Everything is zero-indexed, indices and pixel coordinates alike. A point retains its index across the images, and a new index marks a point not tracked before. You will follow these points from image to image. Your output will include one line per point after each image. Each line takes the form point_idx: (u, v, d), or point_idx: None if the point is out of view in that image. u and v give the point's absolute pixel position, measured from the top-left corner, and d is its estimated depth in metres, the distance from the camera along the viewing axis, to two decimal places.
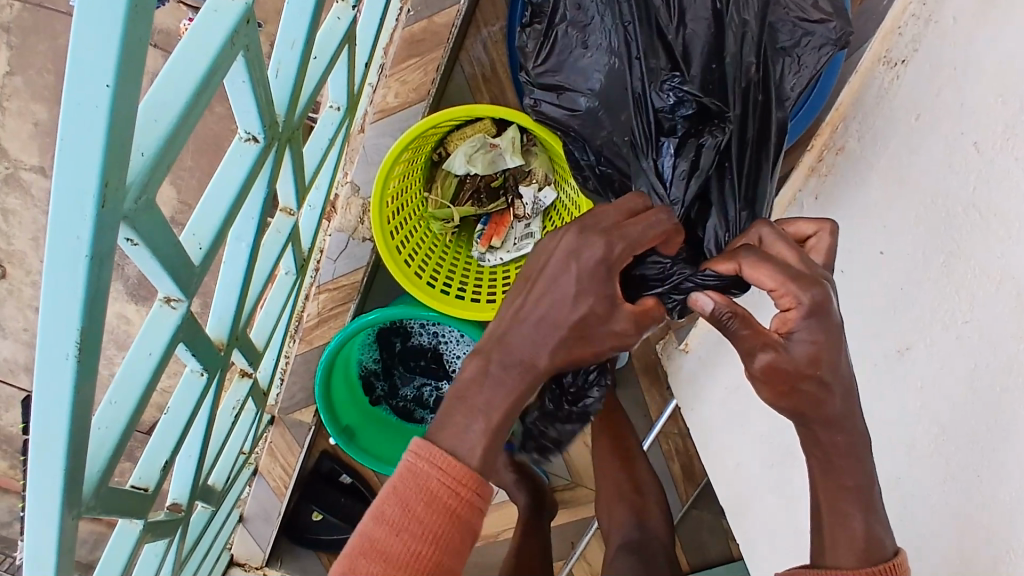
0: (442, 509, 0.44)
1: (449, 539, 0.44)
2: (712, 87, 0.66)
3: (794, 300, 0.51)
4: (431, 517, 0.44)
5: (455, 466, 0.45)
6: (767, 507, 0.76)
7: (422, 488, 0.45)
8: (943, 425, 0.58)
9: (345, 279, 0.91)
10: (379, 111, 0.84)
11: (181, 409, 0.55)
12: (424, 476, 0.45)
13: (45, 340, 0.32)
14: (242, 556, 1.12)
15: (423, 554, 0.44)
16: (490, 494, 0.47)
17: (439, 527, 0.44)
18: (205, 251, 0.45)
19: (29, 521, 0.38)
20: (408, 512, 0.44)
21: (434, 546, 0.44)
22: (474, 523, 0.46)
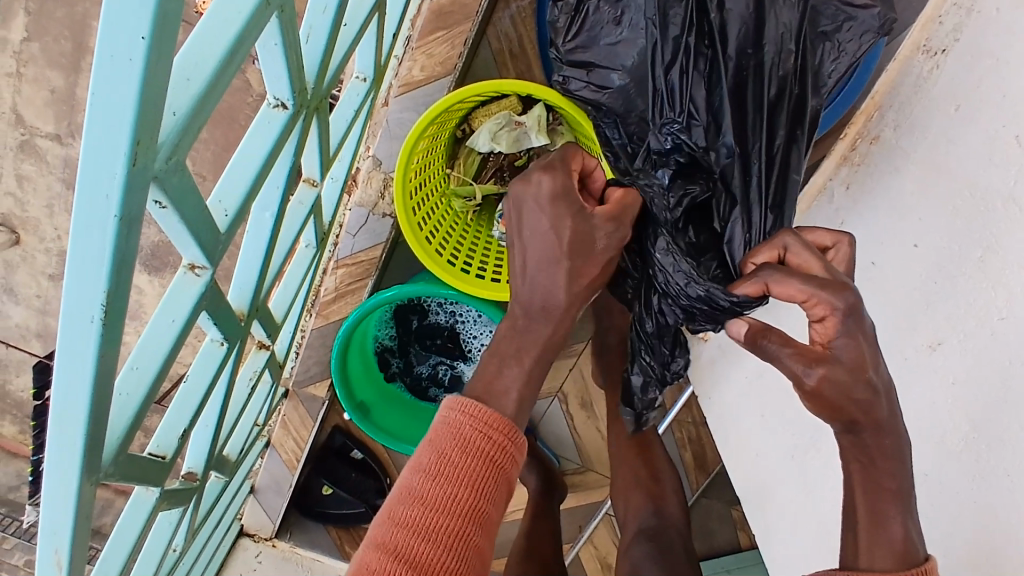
0: (478, 454, 0.46)
1: (486, 485, 0.46)
2: (744, 82, 0.64)
3: (828, 307, 0.51)
4: (469, 461, 0.46)
5: (486, 413, 0.48)
6: (785, 499, 0.76)
7: (457, 437, 0.47)
8: (974, 423, 0.57)
9: (364, 254, 0.91)
10: (403, 84, 0.82)
11: (200, 378, 0.55)
12: (459, 425, 0.47)
13: (69, 303, 0.31)
14: (252, 527, 1.12)
15: (466, 496, 0.45)
16: (518, 441, 0.49)
17: (478, 470, 0.46)
18: (231, 218, 0.44)
19: (47, 484, 0.37)
20: (445, 460, 0.46)
21: (475, 489, 0.46)
22: (509, 472, 0.48)
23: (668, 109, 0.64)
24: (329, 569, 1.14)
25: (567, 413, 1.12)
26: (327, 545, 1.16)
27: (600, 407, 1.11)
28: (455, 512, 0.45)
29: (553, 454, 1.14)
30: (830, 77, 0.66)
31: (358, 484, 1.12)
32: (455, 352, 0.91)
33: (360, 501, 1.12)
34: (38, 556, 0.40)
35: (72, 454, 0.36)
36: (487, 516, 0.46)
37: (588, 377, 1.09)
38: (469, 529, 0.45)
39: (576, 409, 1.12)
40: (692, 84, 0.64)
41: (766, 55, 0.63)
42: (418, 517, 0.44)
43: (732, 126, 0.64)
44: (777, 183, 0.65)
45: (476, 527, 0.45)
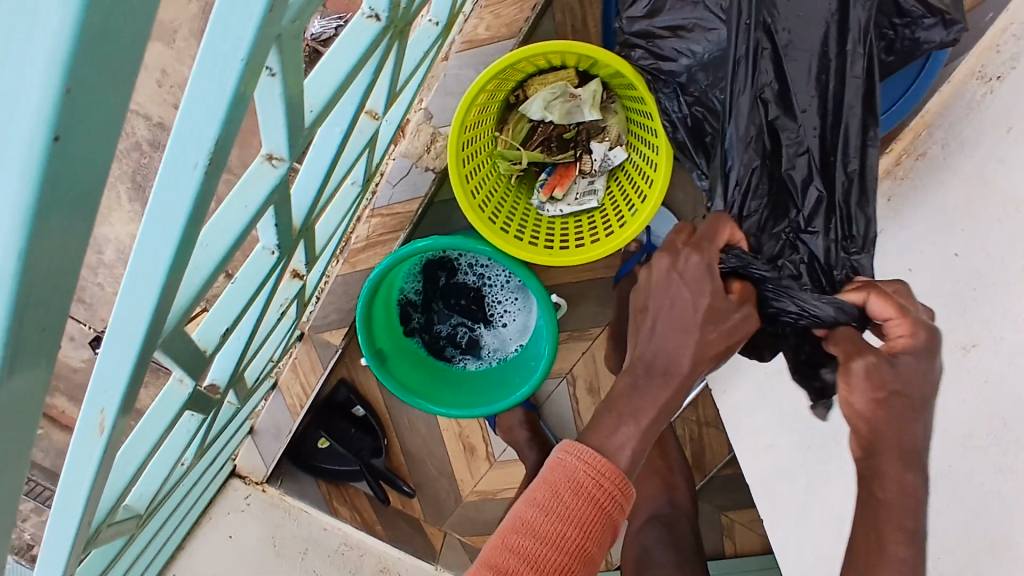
0: (588, 497, 0.49)
1: (594, 529, 0.48)
2: (822, 83, 0.64)
3: (910, 330, 0.58)
4: (580, 504, 0.48)
5: (601, 462, 0.50)
6: (798, 491, 0.78)
7: (570, 478, 0.49)
8: (1005, 419, 0.62)
9: (400, 207, 0.92)
10: (466, 41, 0.84)
11: (248, 282, 0.55)
12: (571, 469, 0.50)
13: (176, 144, 0.32)
14: (244, 469, 1.10)
15: (574, 533, 0.47)
16: (629, 493, 0.50)
17: (586, 512, 0.48)
18: (315, 116, 0.45)
19: (108, 338, 0.37)
20: (557, 497, 0.48)
21: (583, 528, 0.47)
22: (617, 517, 0.49)
23: (745, 106, 0.65)
24: (313, 520, 1.09)
25: (573, 395, 1.11)
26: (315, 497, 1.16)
27: None
28: (561, 548, 0.47)
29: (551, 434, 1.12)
30: (889, 67, 0.69)
31: (355, 440, 1.13)
32: (478, 315, 0.92)
33: (355, 457, 1.13)
34: (81, 413, 0.40)
35: (142, 307, 0.37)
36: (590, 559, 0.48)
37: (599, 362, 1.07)
38: (576, 566, 0.47)
39: (582, 393, 1.10)
40: (763, 89, 0.65)
41: (843, 58, 0.64)
42: (528, 549, 0.46)
43: (810, 128, 0.65)
44: (852, 198, 0.66)
45: (579, 566, 0.47)
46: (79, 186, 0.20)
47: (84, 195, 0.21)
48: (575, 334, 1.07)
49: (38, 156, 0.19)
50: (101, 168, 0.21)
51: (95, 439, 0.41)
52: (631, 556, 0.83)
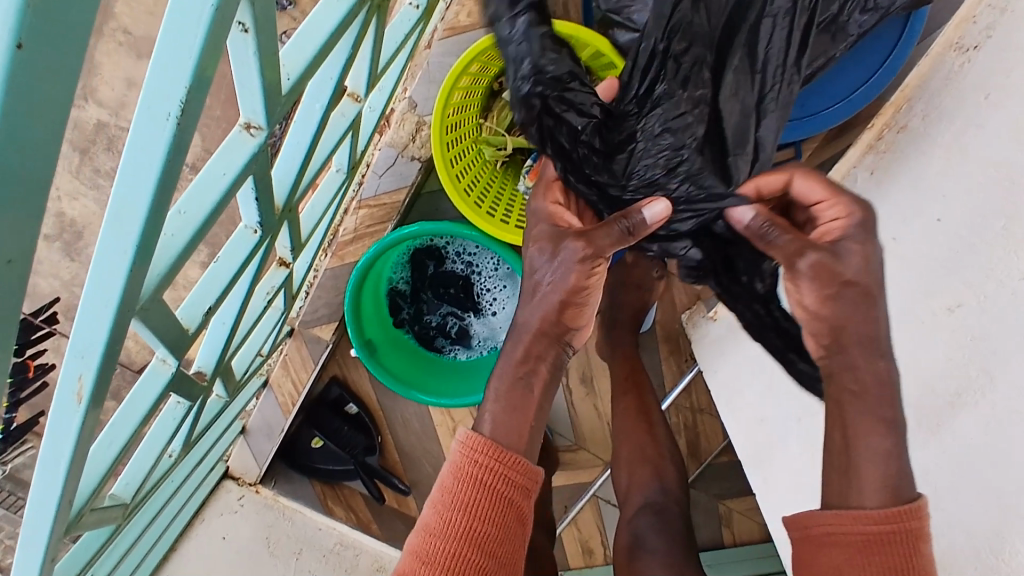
0: (467, 477, 0.54)
1: (478, 504, 0.53)
2: (764, 21, 0.65)
3: (842, 212, 0.58)
4: (461, 485, 0.54)
5: (472, 440, 0.55)
6: (787, 462, 0.78)
7: (453, 466, 0.55)
8: (988, 372, 0.63)
9: (387, 197, 0.93)
10: (449, 28, 0.87)
11: (231, 260, 0.55)
12: (460, 463, 0.55)
13: (149, 93, 0.32)
14: (237, 470, 1.10)
15: (463, 519, 0.53)
16: (507, 460, 0.55)
17: (475, 496, 0.53)
18: (292, 83, 0.45)
19: (84, 304, 0.37)
20: (446, 485, 0.55)
21: (471, 512, 0.53)
22: (511, 494, 0.54)
23: (666, 78, 0.64)
24: (308, 520, 1.08)
25: (566, 387, 1.12)
26: (309, 497, 1.14)
27: (601, 383, 1.11)
28: (453, 533, 0.53)
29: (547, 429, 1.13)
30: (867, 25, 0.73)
31: (349, 438, 1.11)
32: (468, 303, 0.92)
33: (348, 455, 1.11)
34: (59, 383, 0.40)
35: (116, 273, 0.36)
36: (484, 531, 0.53)
37: (591, 351, 1.11)
38: (469, 540, 0.52)
39: (576, 384, 1.12)
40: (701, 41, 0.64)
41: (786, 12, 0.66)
42: (428, 537, 0.53)
43: (744, 74, 0.65)
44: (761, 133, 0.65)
45: (472, 538, 0.52)
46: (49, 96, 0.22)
47: (51, 106, 0.23)
48: None
49: (3, 62, 0.20)
50: (71, 79, 0.23)
51: (75, 410, 0.41)
52: (622, 542, 0.82)
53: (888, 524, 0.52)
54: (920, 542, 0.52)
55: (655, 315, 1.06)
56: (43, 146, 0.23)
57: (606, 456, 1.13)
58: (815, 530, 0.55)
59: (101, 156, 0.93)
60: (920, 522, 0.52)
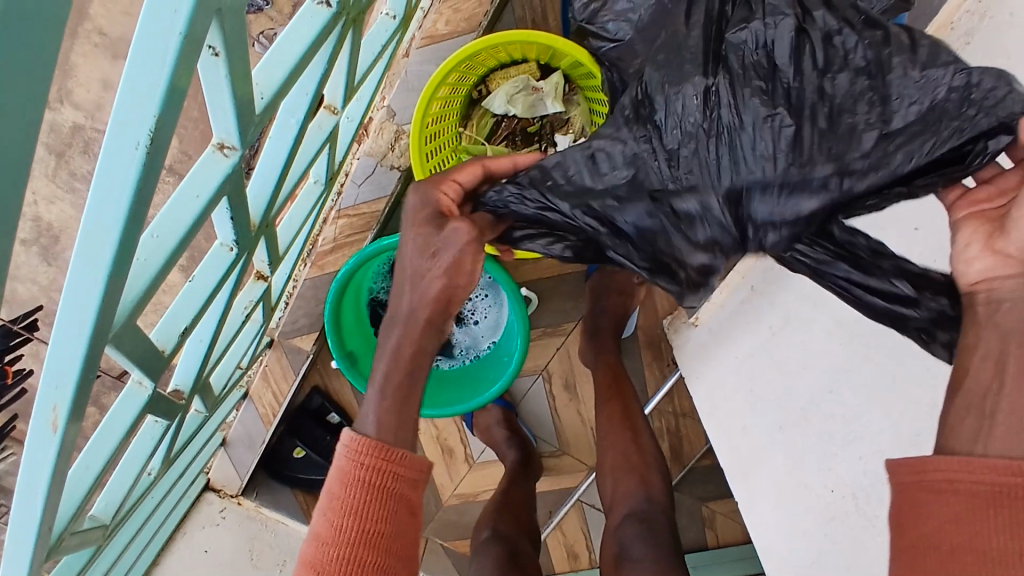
0: (357, 481, 0.49)
1: (373, 508, 0.48)
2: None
3: None
4: (353, 491, 0.49)
5: (359, 442, 0.51)
6: (773, 469, 0.78)
7: (341, 472, 0.50)
8: None
9: (366, 207, 0.92)
10: (426, 36, 0.87)
11: (206, 278, 0.54)
12: (341, 463, 0.51)
13: (117, 123, 0.31)
14: (218, 482, 1.08)
15: (354, 523, 0.48)
16: (396, 454, 0.50)
17: (361, 495, 0.49)
18: (266, 102, 0.44)
19: (55, 334, 0.36)
20: (335, 495, 0.49)
21: (360, 514, 0.48)
22: (398, 488, 0.50)
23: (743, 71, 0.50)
24: (292, 532, 1.08)
25: (549, 393, 1.13)
26: (291, 507, 1.11)
27: (583, 388, 1.11)
28: (343, 541, 0.47)
29: (531, 433, 1.13)
30: None
31: (330, 448, 1.07)
32: None
33: (329, 464, 1.07)
34: (33, 411, 0.39)
35: (87, 301, 0.35)
36: (381, 536, 0.48)
37: (573, 355, 1.11)
38: (365, 550, 0.47)
39: (559, 389, 1.12)
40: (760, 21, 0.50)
41: None
42: (320, 553, 0.48)
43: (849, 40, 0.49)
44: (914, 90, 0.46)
45: (371, 547, 0.47)
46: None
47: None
48: (549, 330, 1.11)
49: None
50: None
51: (49, 438, 0.40)
52: (609, 551, 0.81)
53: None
54: None
55: (637, 320, 1.07)
56: None
57: (591, 461, 1.12)
58: (932, 475, 0.39)
59: (78, 159, 0.91)
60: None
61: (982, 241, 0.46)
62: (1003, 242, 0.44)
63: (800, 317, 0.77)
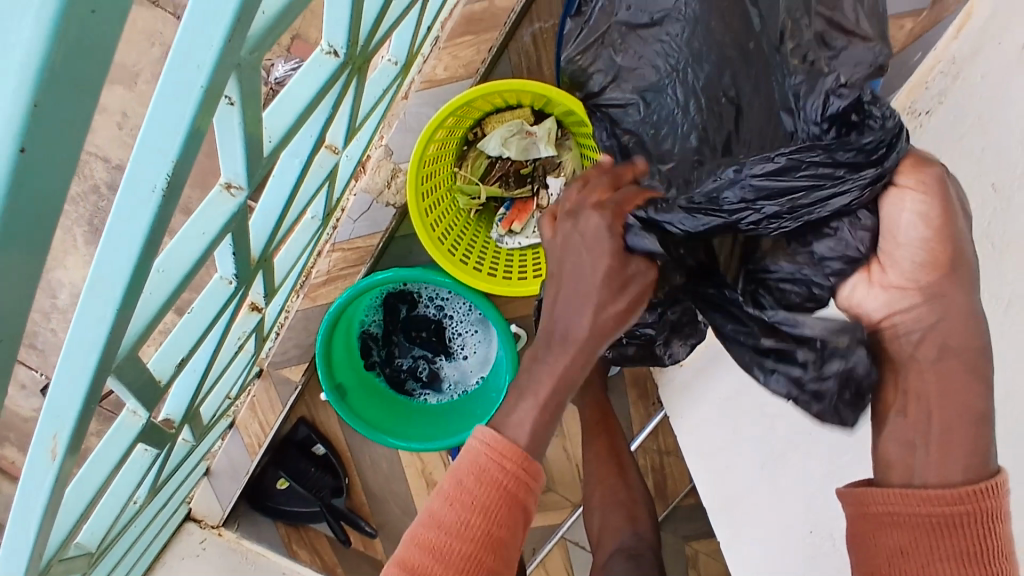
0: (490, 482, 0.48)
1: (497, 511, 0.48)
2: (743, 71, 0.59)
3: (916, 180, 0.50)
4: (482, 490, 0.48)
5: (501, 443, 0.49)
6: (755, 508, 0.79)
7: (473, 467, 0.49)
8: None
9: (361, 241, 0.94)
10: (426, 80, 0.90)
11: (204, 311, 0.56)
12: (475, 455, 0.50)
13: (135, 167, 0.33)
14: (200, 512, 1.07)
15: (481, 523, 0.48)
16: (534, 467, 0.50)
17: (497, 499, 0.48)
18: (274, 146, 0.46)
19: (61, 366, 0.37)
20: (459, 486, 0.49)
21: (488, 517, 0.48)
22: (524, 498, 0.49)
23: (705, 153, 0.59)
24: (273, 564, 1.07)
25: None
26: (274, 540, 1.11)
27: (570, 424, 1.12)
28: (468, 538, 0.48)
29: None
30: None
31: (315, 480, 1.08)
32: (440, 347, 0.94)
33: (315, 497, 1.08)
34: (33, 441, 0.40)
35: (95, 335, 0.37)
36: (499, 541, 0.48)
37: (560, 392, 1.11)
38: (483, 553, 0.48)
39: None
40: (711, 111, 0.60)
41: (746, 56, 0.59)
42: (433, 538, 0.48)
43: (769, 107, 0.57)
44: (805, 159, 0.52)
45: (487, 548, 0.48)
46: (45, 204, 0.23)
47: (47, 213, 0.23)
48: None
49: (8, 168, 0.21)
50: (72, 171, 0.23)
51: (47, 467, 0.41)
52: None
53: (961, 501, 0.46)
54: (997, 522, 0.46)
55: None
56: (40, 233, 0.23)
57: (576, 497, 1.13)
58: (874, 508, 0.49)
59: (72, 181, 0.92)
60: (999, 502, 0.46)
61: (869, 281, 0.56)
62: (886, 278, 0.54)
63: None
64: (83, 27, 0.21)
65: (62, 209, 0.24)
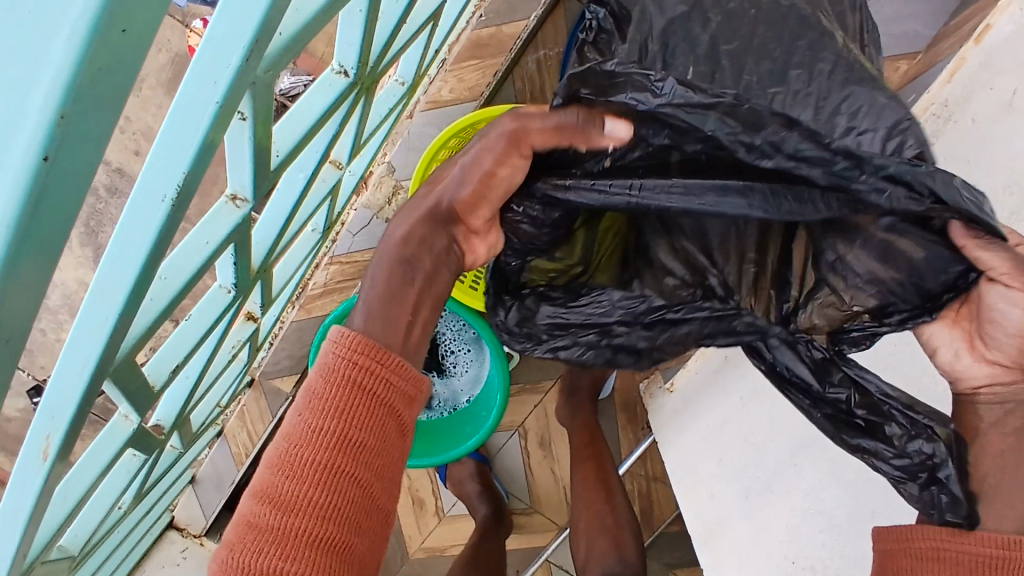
0: (341, 379, 0.40)
1: (354, 410, 0.40)
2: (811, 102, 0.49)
3: None
4: (332, 390, 0.40)
5: (350, 337, 0.42)
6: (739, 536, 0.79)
7: (322, 366, 0.41)
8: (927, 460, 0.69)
9: (359, 255, 0.95)
10: (431, 101, 0.93)
11: (201, 320, 0.56)
12: (324, 353, 0.42)
13: (147, 177, 0.33)
14: (183, 520, 1.06)
15: (336, 426, 0.39)
16: (394, 359, 0.42)
17: (354, 395, 0.40)
18: (281, 160, 0.47)
19: (60, 366, 0.38)
20: (308, 392, 0.41)
21: (345, 417, 0.40)
22: (389, 397, 0.41)
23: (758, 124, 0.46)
24: None
25: (525, 449, 1.14)
26: None
27: (559, 447, 1.12)
28: (320, 447, 0.39)
29: (503, 489, 1.14)
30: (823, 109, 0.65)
31: None
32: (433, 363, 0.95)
33: None
34: (26, 441, 0.40)
35: (95, 339, 0.37)
36: (364, 446, 0.40)
37: (550, 414, 1.12)
38: (341, 461, 0.39)
39: (534, 446, 1.13)
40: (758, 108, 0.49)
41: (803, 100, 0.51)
42: (281, 456, 0.40)
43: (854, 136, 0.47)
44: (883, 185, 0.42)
45: (347, 458, 0.39)
46: (63, 214, 0.24)
47: (65, 218, 0.24)
48: (528, 387, 1.13)
49: (28, 172, 0.22)
50: (89, 178, 0.24)
51: (38, 468, 0.41)
52: None
53: (1012, 550, 0.40)
54: None
55: (614, 382, 1.10)
56: (51, 239, 0.24)
57: (562, 520, 1.12)
58: (918, 542, 0.43)
59: None
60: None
61: (969, 350, 0.46)
62: None
63: (766, 391, 0.80)
64: (115, 46, 0.22)
65: (78, 217, 0.25)
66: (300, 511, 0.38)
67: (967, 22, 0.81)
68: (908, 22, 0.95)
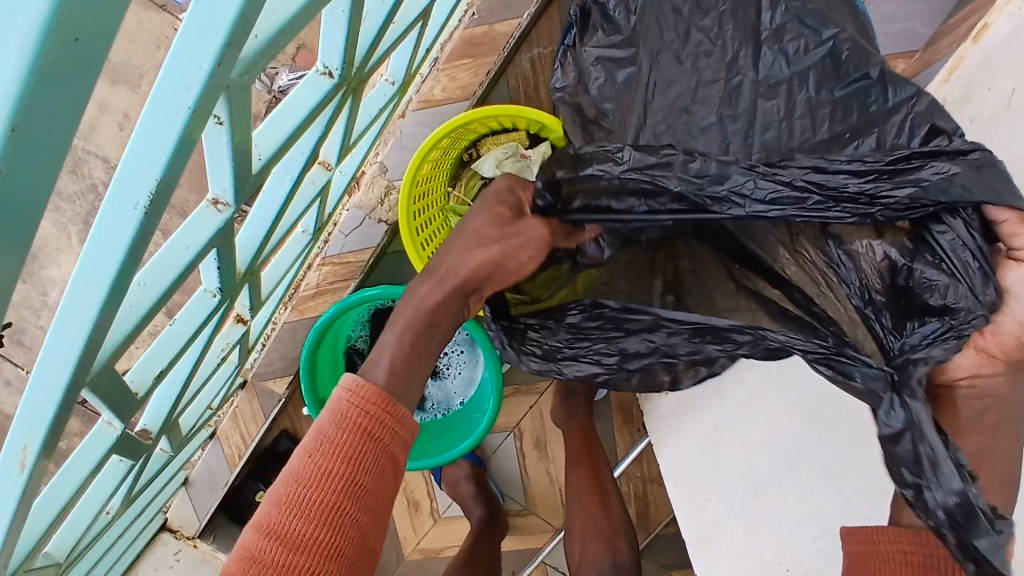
0: (354, 427, 0.51)
1: (362, 456, 0.50)
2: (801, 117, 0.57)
3: None
4: (344, 437, 0.50)
5: (364, 388, 0.52)
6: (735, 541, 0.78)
7: (337, 414, 0.51)
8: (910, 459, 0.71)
9: (352, 256, 0.94)
10: (424, 101, 0.91)
11: (187, 323, 0.55)
12: (340, 403, 0.52)
13: (119, 184, 0.32)
14: (175, 522, 1.05)
15: (346, 471, 0.49)
16: (398, 411, 0.53)
17: (356, 444, 0.50)
18: (263, 163, 0.47)
19: (36, 373, 0.37)
20: (322, 438, 0.50)
21: (354, 464, 0.50)
22: (390, 444, 0.52)
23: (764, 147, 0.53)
24: None
25: (520, 450, 1.13)
26: None
27: (554, 448, 1.12)
28: (330, 488, 0.48)
29: (499, 490, 1.13)
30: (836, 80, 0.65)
31: None
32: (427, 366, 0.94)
33: None
34: (2, 450, 0.39)
35: (69, 347, 0.36)
36: (366, 491, 0.50)
37: (545, 415, 1.12)
38: (347, 503, 0.48)
39: (529, 448, 1.13)
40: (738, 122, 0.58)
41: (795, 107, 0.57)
42: (291, 494, 0.48)
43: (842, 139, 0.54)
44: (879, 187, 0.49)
45: (352, 501, 0.49)
46: (18, 227, 0.23)
47: (20, 233, 0.23)
48: (523, 389, 1.12)
49: None
50: (44, 190, 0.23)
51: (15, 478, 0.40)
52: None
53: None
54: None
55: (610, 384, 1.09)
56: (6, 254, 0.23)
57: (557, 522, 1.12)
58: (886, 545, 0.51)
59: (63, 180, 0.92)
60: None
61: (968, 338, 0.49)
62: None
63: (762, 394, 0.78)
64: (65, 54, 0.21)
65: (36, 232, 0.24)
66: (309, 545, 0.47)
67: (966, 20, 0.80)
68: (908, 21, 0.93)
